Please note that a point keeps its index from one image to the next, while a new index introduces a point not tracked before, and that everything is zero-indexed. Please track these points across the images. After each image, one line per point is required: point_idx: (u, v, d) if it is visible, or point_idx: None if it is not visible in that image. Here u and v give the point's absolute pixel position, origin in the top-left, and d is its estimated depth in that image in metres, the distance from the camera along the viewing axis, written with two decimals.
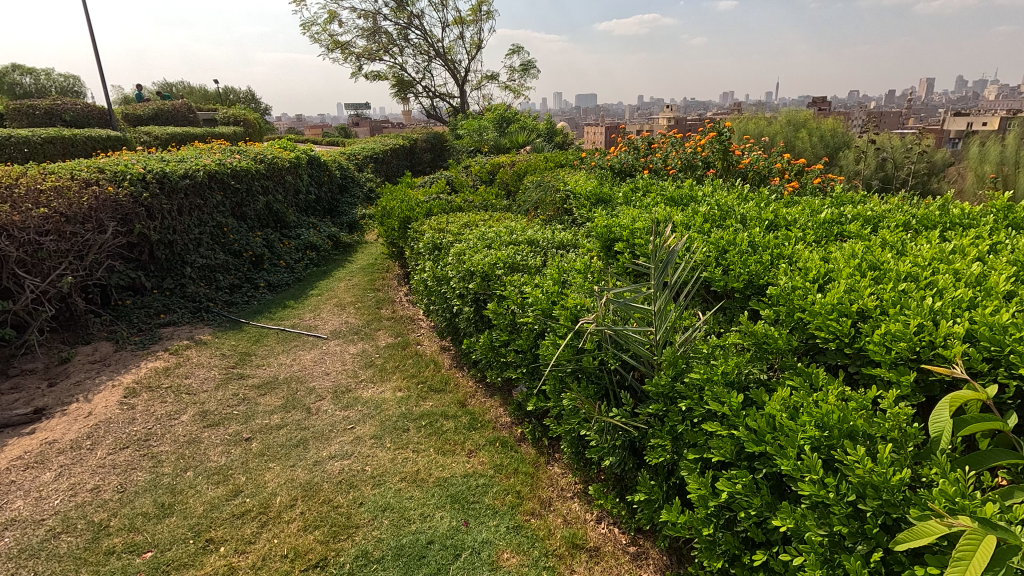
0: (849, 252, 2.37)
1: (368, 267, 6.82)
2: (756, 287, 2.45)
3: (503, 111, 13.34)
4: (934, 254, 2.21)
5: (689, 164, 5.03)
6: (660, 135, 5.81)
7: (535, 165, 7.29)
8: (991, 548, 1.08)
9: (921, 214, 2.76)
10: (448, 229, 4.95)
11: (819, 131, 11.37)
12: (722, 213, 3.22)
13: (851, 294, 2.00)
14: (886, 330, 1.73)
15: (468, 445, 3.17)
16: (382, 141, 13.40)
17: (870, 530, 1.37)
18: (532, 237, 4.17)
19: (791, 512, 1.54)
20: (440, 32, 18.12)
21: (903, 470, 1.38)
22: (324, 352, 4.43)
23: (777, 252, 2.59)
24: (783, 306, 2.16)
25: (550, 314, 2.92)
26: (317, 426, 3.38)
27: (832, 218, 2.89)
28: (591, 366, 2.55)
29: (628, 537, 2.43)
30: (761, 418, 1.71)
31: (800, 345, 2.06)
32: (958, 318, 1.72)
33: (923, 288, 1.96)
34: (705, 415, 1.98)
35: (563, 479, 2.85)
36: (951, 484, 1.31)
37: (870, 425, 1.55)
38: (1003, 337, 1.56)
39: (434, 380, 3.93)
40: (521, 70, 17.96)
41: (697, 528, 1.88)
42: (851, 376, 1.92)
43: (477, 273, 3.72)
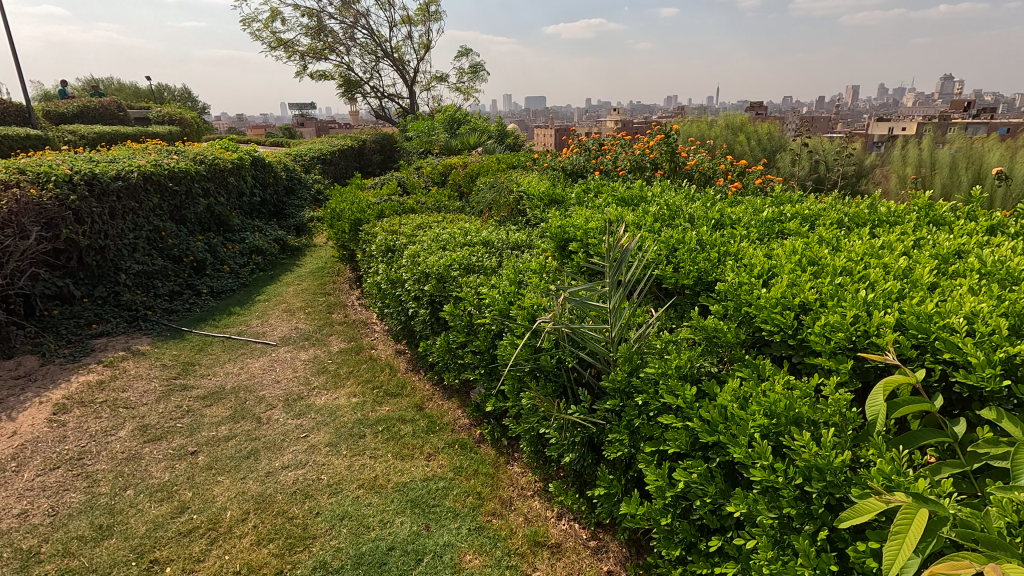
0: (789, 248, 2.49)
1: (317, 271, 6.64)
2: (705, 284, 2.54)
3: (453, 112, 13.30)
4: (867, 249, 2.36)
5: (638, 165, 5.16)
6: (609, 136, 5.94)
7: (487, 166, 7.30)
8: (925, 520, 1.17)
9: (852, 212, 2.93)
10: (401, 231, 4.89)
11: (757, 135, 11.93)
12: (671, 213, 3.32)
13: (793, 288, 2.11)
14: (826, 322, 1.83)
15: (426, 448, 3.14)
16: (329, 142, 13.10)
17: (816, 510, 1.45)
18: (486, 238, 4.18)
19: (744, 497, 1.60)
20: (388, 31, 17.89)
21: (844, 452, 1.47)
22: (274, 359, 4.28)
23: (723, 249, 2.69)
24: (730, 301, 2.25)
25: (507, 314, 2.94)
26: (268, 436, 3.26)
27: (773, 217, 3.03)
28: (548, 365, 2.58)
29: (588, 532, 2.47)
30: (713, 409, 1.79)
31: (747, 337, 2.15)
32: (889, 308, 1.84)
33: (857, 280, 2.09)
34: (660, 408, 2.05)
35: (523, 478, 2.87)
36: (888, 463, 1.40)
37: (813, 411, 1.63)
38: (928, 325, 1.68)
39: (390, 385, 3.87)
40: (470, 72, 17.95)
41: (655, 519, 1.93)
42: (795, 366, 2.02)
43: (432, 274, 3.69)
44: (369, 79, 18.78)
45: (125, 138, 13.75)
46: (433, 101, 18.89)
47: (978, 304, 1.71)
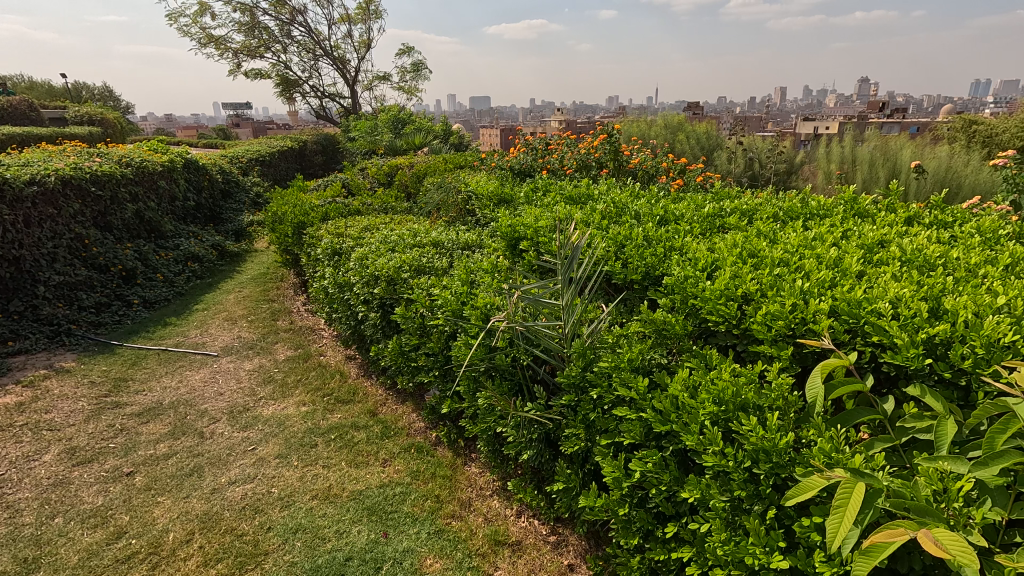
0: (730, 242, 2.60)
1: (259, 277, 6.38)
2: (652, 278, 2.62)
3: (397, 112, 13.09)
4: (801, 241, 2.49)
5: (583, 164, 5.25)
6: (555, 136, 6.00)
7: (433, 166, 7.23)
8: (862, 493, 1.25)
9: (786, 206, 3.09)
10: (348, 234, 4.76)
11: (695, 134, 12.37)
12: (617, 210, 3.40)
13: (736, 280, 2.20)
14: (766, 311, 1.92)
15: (381, 454, 3.08)
16: (268, 143, 12.62)
17: (764, 490, 1.52)
18: (436, 239, 4.15)
19: (697, 483, 1.66)
20: (326, 29, 17.40)
21: (788, 434, 1.55)
22: (216, 371, 4.08)
23: (669, 244, 2.77)
24: (677, 294, 2.32)
25: (460, 314, 2.92)
26: (212, 451, 3.11)
27: (714, 212, 3.16)
28: (503, 363, 2.59)
29: (548, 527, 2.50)
30: (665, 399, 1.84)
31: (694, 329, 2.23)
32: (823, 296, 1.95)
33: (793, 270, 2.21)
34: (615, 400, 2.09)
35: (481, 478, 2.86)
36: (828, 442, 1.48)
37: (758, 396, 1.71)
38: (859, 310, 1.79)
39: (341, 392, 3.77)
40: (413, 71, 17.71)
41: (613, 510, 1.97)
42: (740, 354, 2.11)
43: (382, 277, 3.62)
44: (308, 78, 18.21)
45: (37, 140, 12.75)
46: (376, 101, 18.53)
47: (901, 290, 1.84)
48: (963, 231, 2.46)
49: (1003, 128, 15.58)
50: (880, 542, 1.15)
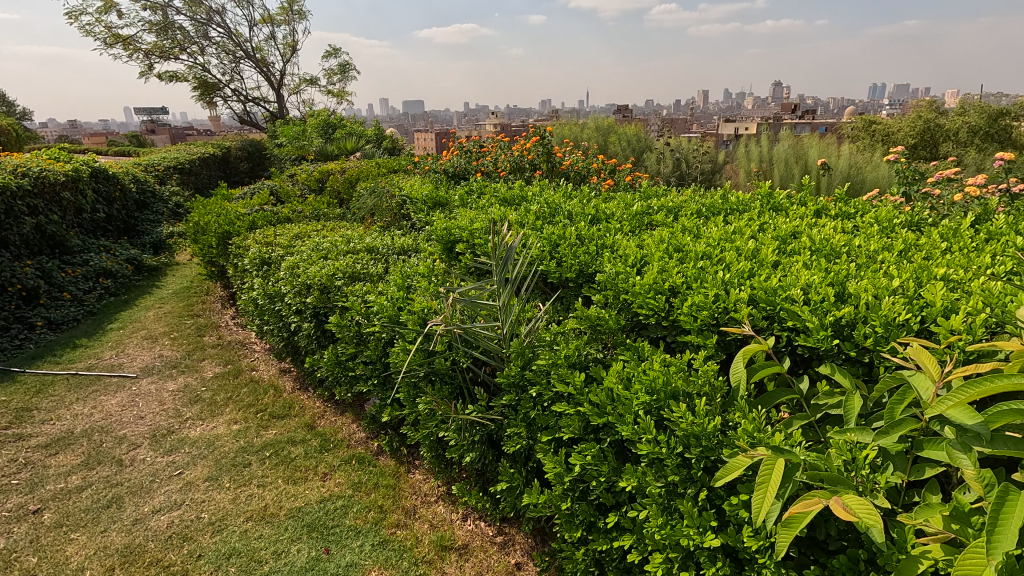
0: (658, 238, 2.69)
1: (182, 291, 6.02)
2: (586, 276, 2.68)
3: (327, 116, 12.72)
4: (722, 235, 2.62)
5: (517, 167, 5.30)
6: (488, 138, 6.02)
7: (366, 171, 7.08)
8: (782, 469, 1.33)
9: (708, 202, 3.24)
10: (277, 242, 4.58)
11: (625, 136, 12.77)
12: (551, 210, 3.45)
13: (663, 274, 2.29)
14: (693, 302, 2.01)
15: (321, 468, 2.98)
16: (187, 150, 11.93)
17: (696, 474, 1.59)
18: (371, 245, 4.06)
19: (634, 472, 1.71)
20: (247, 30, 16.66)
21: (715, 418, 1.62)
22: (135, 393, 3.81)
23: (600, 242, 2.84)
24: (610, 290, 2.38)
25: (397, 320, 2.87)
26: (133, 479, 2.90)
27: (642, 210, 3.27)
28: (443, 367, 2.57)
29: (494, 528, 2.50)
30: (601, 392, 1.89)
31: (627, 323, 2.29)
32: (742, 285, 2.06)
33: (715, 262, 2.32)
34: (554, 397, 2.13)
35: (426, 484, 2.83)
36: (751, 423, 1.57)
37: (687, 384, 1.79)
38: (775, 298, 1.90)
39: (276, 407, 3.62)
40: (341, 74, 17.27)
41: (557, 504, 2.01)
42: (670, 345, 2.20)
43: (314, 285, 3.51)
44: (229, 81, 17.36)
45: None
46: (304, 105, 17.92)
47: (810, 276, 1.97)
48: (864, 220, 2.67)
49: (898, 127, 17.08)
50: (798, 513, 1.23)
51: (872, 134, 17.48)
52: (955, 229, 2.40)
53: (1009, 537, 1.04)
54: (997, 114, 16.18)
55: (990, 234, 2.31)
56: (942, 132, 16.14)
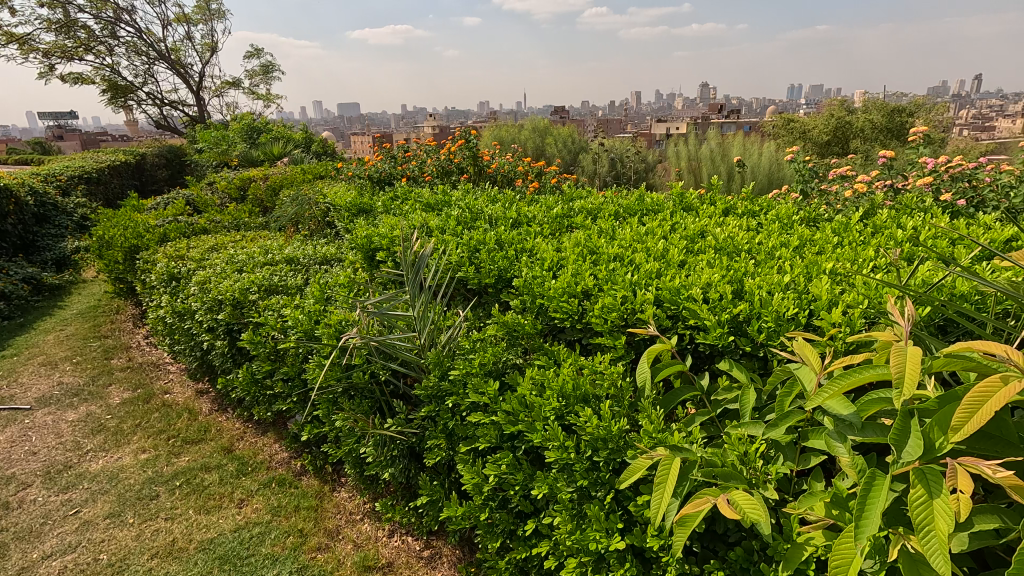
0: (574, 241, 2.72)
1: (88, 311, 5.57)
2: (504, 281, 2.66)
3: (250, 120, 12.17)
4: (635, 236, 2.68)
5: (444, 171, 5.32)
6: (414, 142, 5.92)
7: (290, 177, 6.81)
8: (677, 468, 1.37)
9: (625, 203, 3.31)
10: (189, 256, 4.31)
11: (558, 138, 12.92)
12: (472, 215, 3.42)
13: (577, 277, 2.31)
14: (602, 305, 2.03)
15: (237, 494, 2.82)
16: (94, 157, 11.09)
17: (604, 477, 1.61)
18: (290, 255, 3.90)
19: (546, 478, 1.71)
20: (160, 29, 15.69)
21: (621, 420, 1.65)
22: (28, 427, 3.49)
23: (520, 247, 2.83)
24: (527, 295, 2.38)
25: (313, 334, 2.77)
26: (21, 524, 2.64)
27: (563, 213, 3.30)
28: (361, 381, 2.50)
29: (421, 542, 2.44)
30: (514, 400, 1.88)
31: (543, 327, 2.30)
32: (649, 286, 2.10)
33: (626, 264, 2.36)
34: (471, 407, 2.10)
35: (351, 502, 2.73)
36: (653, 423, 1.60)
37: (596, 386, 1.81)
38: (678, 297, 1.95)
39: (190, 432, 3.40)
40: (265, 75, 16.56)
41: (477, 515, 1.98)
42: (585, 347, 2.22)
43: (226, 301, 3.33)
44: (142, 84, 16.31)
45: None
46: (227, 109, 17.07)
47: (711, 274, 2.04)
48: (767, 218, 2.80)
49: (814, 125, 18.17)
50: (689, 512, 1.26)
51: (791, 131, 18.51)
52: (845, 223, 2.56)
53: (874, 521, 1.11)
54: (898, 112, 17.53)
55: (875, 228, 2.47)
56: (852, 129, 17.30)
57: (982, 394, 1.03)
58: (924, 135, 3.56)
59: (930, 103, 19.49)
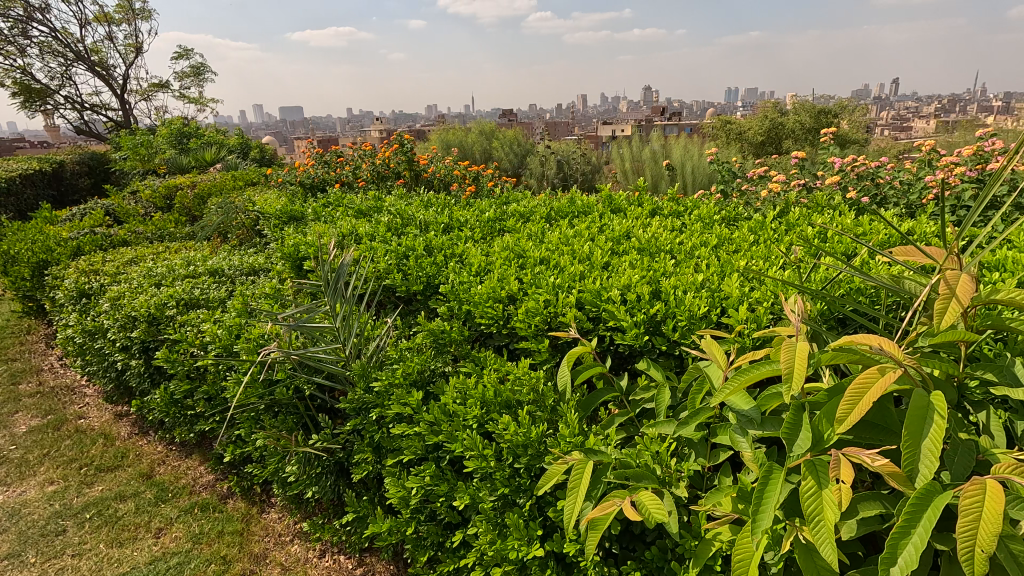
0: (502, 245, 2.70)
1: None
2: (433, 288, 2.62)
3: (180, 125, 11.59)
4: (562, 238, 2.69)
5: (380, 175, 5.27)
6: (349, 146, 5.78)
7: (219, 184, 6.52)
8: (589, 471, 1.37)
9: (556, 206, 3.33)
10: (103, 271, 4.04)
11: (503, 141, 12.95)
12: (403, 221, 3.36)
13: (503, 281, 2.29)
14: (525, 309, 2.02)
15: (155, 523, 2.64)
16: (4, 166, 10.29)
17: (524, 483, 1.59)
18: (214, 266, 3.71)
19: (469, 488, 1.68)
20: (77, 29, 14.76)
21: (540, 425, 1.64)
22: None
23: (449, 252, 2.79)
24: (454, 301, 2.34)
25: (233, 350, 2.64)
26: None
27: (495, 217, 3.28)
28: (284, 397, 2.40)
29: (354, 561, 2.35)
30: (437, 410, 1.84)
31: (470, 333, 2.27)
32: (571, 288, 2.11)
33: (551, 267, 2.36)
34: (396, 418, 2.05)
35: (280, 523, 2.61)
36: (572, 427, 1.60)
37: (517, 392, 1.80)
38: (598, 299, 1.97)
39: (105, 458, 3.18)
40: (196, 77, 15.83)
41: (404, 530, 1.92)
42: (512, 352, 2.21)
43: (141, 317, 3.14)
44: (59, 86, 15.27)
45: None
46: (154, 113, 16.20)
47: (631, 275, 2.06)
48: (690, 218, 2.87)
49: (749, 126, 18.98)
50: (598, 516, 1.26)
51: (728, 133, 19.23)
52: (762, 222, 2.65)
53: (770, 514, 1.13)
54: (824, 114, 18.54)
55: (788, 226, 2.57)
56: (784, 130, 18.13)
57: (862, 385, 1.07)
58: (835, 135, 3.76)
59: (853, 105, 20.72)
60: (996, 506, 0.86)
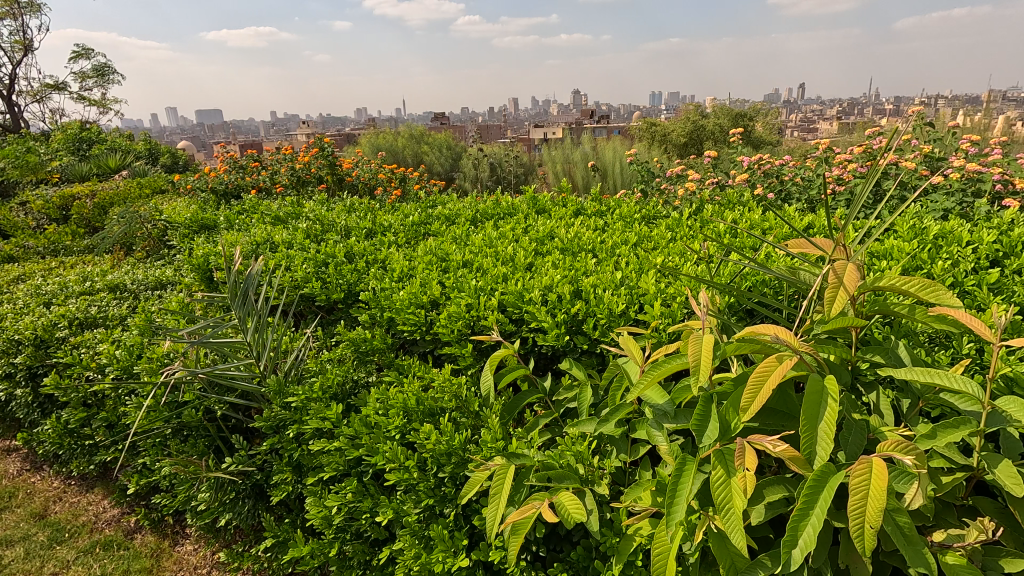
0: (425, 249, 2.64)
1: None
2: (354, 295, 2.52)
3: (79, 130, 10.67)
4: (486, 241, 2.67)
5: (300, 180, 5.04)
6: (267, 151, 5.53)
7: (124, 192, 6.04)
8: (510, 476, 1.34)
9: (481, 208, 3.30)
10: None
11: (434, 145, 12.83)
12: (324, 227, 3.22)
13: (425, 286, 2.23)
14: (447, 313, 1.98)
15: (48, 569, 2.37)
16: None
17: (448, 493, 1.55)
18: (114, 281, 3.41)
19: (391, 503, 1.62)
20: None
21: (463, 432, 1.61)
22: None
23: (371, 258, 2.70)
24: (376, 308, 2.26)
25: (133, 371, 2.43)
26: None
27: (420, 220, 3.21)
28: (193, 419, 2.23)
29: None
30: (357, 423, 1.77)
31: (393, 341, 2.20)
32: (494, 291, 2.09)
33: (474, 270, 2.33)
34: (315, 434, 1.94)
35: (196, 555, 2.40)
36: (495, 433, 1.57)
37: (440, 400, 1.75)
38: (521, 301, 1.96)
39: None
40: (97, 77, 14.63)
41: (326, 553, 1.82)
42: (438, 357, 2.16)
43: (26, 341, 2.84)
44: None
45: None
46: (48, 116, 14.84)
47: (552, 275, 2.07)
48: (612, 217, 2.93)
49: (672, 129, 19.77)
50: (518, 521, 1.24)
51: (653, 135, 19.94)
52: (678, 220, 2.74)
53: (683, 505, 1.15)
54: (739, 116, 19.65)
55: (702, 223, 2.67)
56: (705, 132, 19.01)
57: (763, 374, 1.11)
58: (743, 135, 3.97)
59: (765, 108, 22.07)
60: (880, 483, 0.90)
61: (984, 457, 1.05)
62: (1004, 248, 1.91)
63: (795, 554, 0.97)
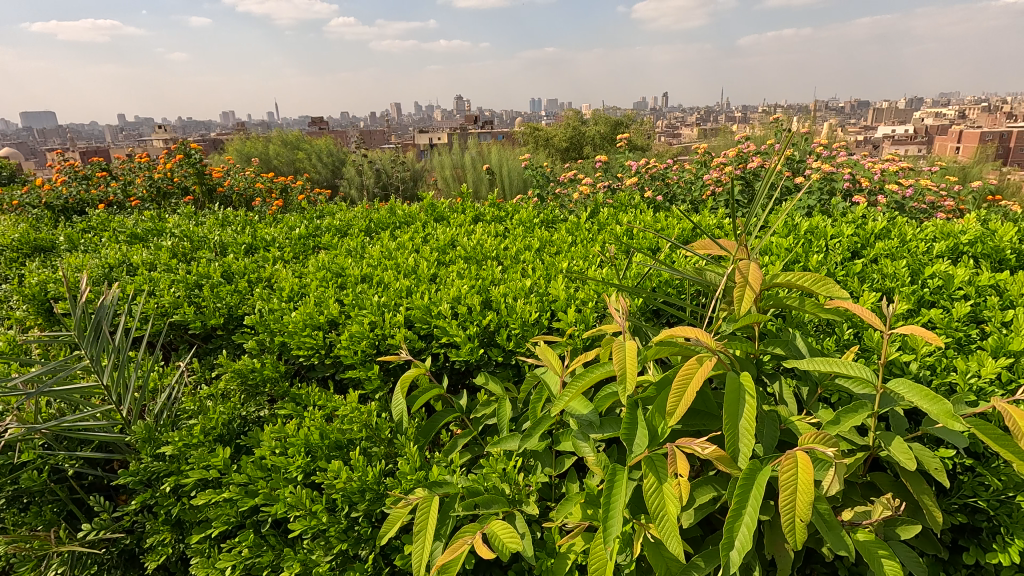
0: (318, 263, 2.43)
1: None
2: (237, 319, 2.25)
3: None
4: (384, 252, 2.52)
5: (160, 192, 4.53)
6: (114, 161, 4.86)
7: None
8: (434, 510, 1.24)
9: (375, 217, 3.13)
10: None
11: (314, 152, 12.15)
12: (193, 244, 2.86)
13: (320, 305, 2.04)
14: (349, 333, 1.82)
15: None
16: None
17: (364, 534, 1.40)
18: None
19: (297, 554, 1.43)
20: None
21: (377, 465, 1.47)
22: None
23: (255, 276, 2.43)
24: (264, 332, 2.02)
25: None
26: None
27: (307, 233, 2.97)
28: (35, 484, 1.84)
29: None
30: (250, 466, 1.55)
31: (287, 368, 1.99)
32: (399, 306, 1.96)
33: (374, 284, 2.18)
34: (199, 483, 1.68)
35: None
36: (410, 462, 1.45)
37: (347, 431, 1.60)
38: (427, 316, 1.85)
39: None
40: None
41: None
42: (341, 382, 1.98)
43: None
44: None
45: None
46: None
47: (459, 286, 1.98)
48: (512, 222, 2.91)
49: (555, 134, 20.48)
50: (449, 560, 1.15)
51: (537, 140, 20.52)
52: (576, 223, 2.78)
53: (620, 517, 1.12)
54: (616, 123, 20.87)
55: (599, 225, 2.74)
56: (586, 138, 19.93)
57: (686, 376, 1.11)
58: (625, 140, 4.16)
59: (637, 115, 23.63)
60: (806, 477, 0.93)
61: (880, 436, 1.13)
62: (861, 240, 2.15)
63: (733, 556, 0.98)
